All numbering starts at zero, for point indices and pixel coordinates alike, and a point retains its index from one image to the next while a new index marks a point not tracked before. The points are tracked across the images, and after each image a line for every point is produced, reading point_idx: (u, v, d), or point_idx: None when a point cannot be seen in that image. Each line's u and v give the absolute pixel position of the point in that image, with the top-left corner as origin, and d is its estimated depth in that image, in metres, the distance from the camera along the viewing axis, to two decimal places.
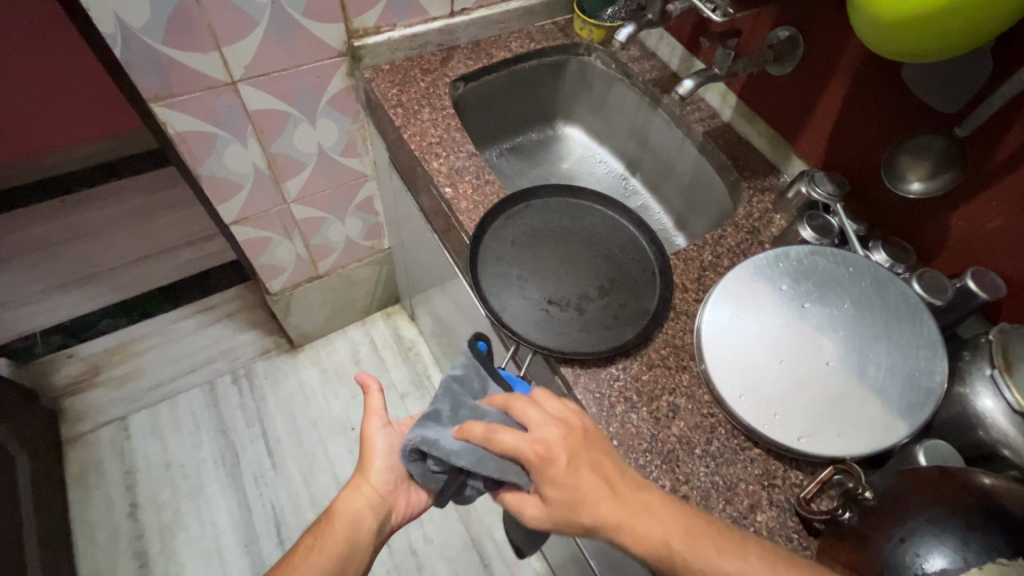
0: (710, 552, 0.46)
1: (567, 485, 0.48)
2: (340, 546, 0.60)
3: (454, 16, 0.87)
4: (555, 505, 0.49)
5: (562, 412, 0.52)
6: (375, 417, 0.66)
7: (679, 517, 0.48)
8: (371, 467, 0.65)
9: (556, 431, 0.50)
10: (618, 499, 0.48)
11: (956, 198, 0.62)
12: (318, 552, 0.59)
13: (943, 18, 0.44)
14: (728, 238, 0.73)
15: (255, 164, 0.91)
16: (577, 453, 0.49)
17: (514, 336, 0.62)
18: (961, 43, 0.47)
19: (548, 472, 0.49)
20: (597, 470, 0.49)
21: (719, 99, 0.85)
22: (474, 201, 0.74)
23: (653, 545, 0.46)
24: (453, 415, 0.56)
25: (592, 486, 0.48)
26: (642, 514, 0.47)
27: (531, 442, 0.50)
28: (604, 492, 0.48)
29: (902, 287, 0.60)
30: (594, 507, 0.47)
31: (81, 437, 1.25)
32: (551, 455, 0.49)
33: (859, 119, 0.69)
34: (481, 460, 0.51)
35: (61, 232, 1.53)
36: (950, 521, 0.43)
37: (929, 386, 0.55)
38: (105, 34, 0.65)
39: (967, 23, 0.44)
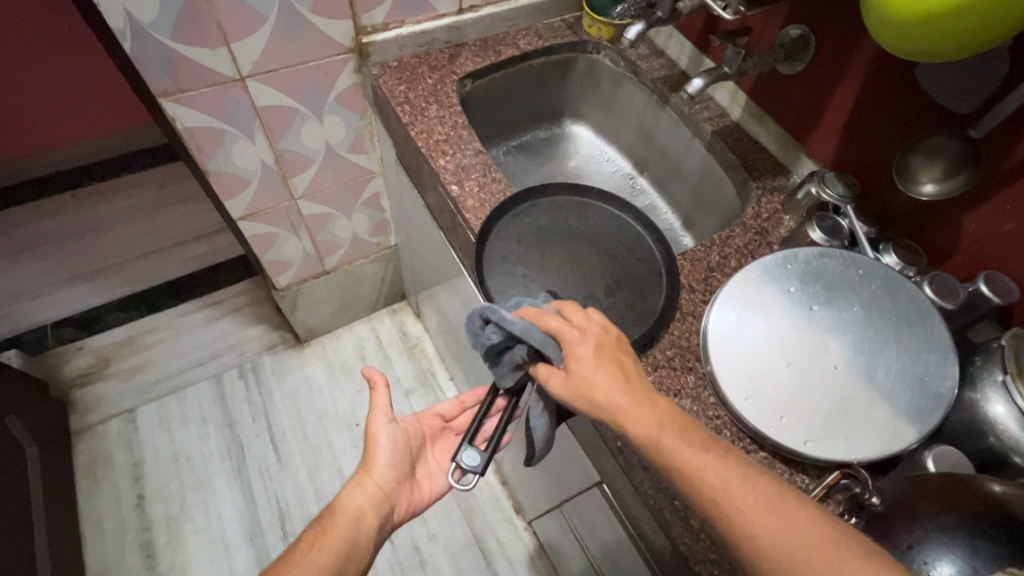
0: (689, 446, 0.45)
1: (588, 367, 0.50)
2: (341, 544, 0.59)
3: (463, 13, 0.87)
4: (574, 380, 0.50)
5: (606, 319, 0.54)
6: (381, 414, 0.66)
7: (673, 413, 0.48)
8: (375, 464, 0.66)
9: (594, 328, 0.53)
10: (625, 388, 0.49)
11: (969, 200, 0.61)
12: (319, 548, 0.58)
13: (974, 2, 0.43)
14: (736, 238, 0.72)
15: (262, 160, 0.91)
16: (606, 346, 0.51)
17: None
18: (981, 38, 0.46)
19: (574, 352, 0.51)
20: (619, 365, 0.50)
21: (728, 98, 0.84)
22: (480, 200, 0.74)
23: (642, 430, 0.46)
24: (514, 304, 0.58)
25: (607, 372, 0.49)
26: (641, 403, 0.48)
27: (571, 328, 0.52)
28: (616, 380, 0.49)
29: (912, 291, 0.59)
30: (603, 391, 0.48)
31: (90, 429, 1.26)
32: (585, 340, 0.51)
33: (871, 119, 0.68)
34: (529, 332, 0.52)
35: (73, 226, 1.54)
36: (958, 528, 0.43)
37: (939, 392, 0.54)
38: (115, 29, 0.65)
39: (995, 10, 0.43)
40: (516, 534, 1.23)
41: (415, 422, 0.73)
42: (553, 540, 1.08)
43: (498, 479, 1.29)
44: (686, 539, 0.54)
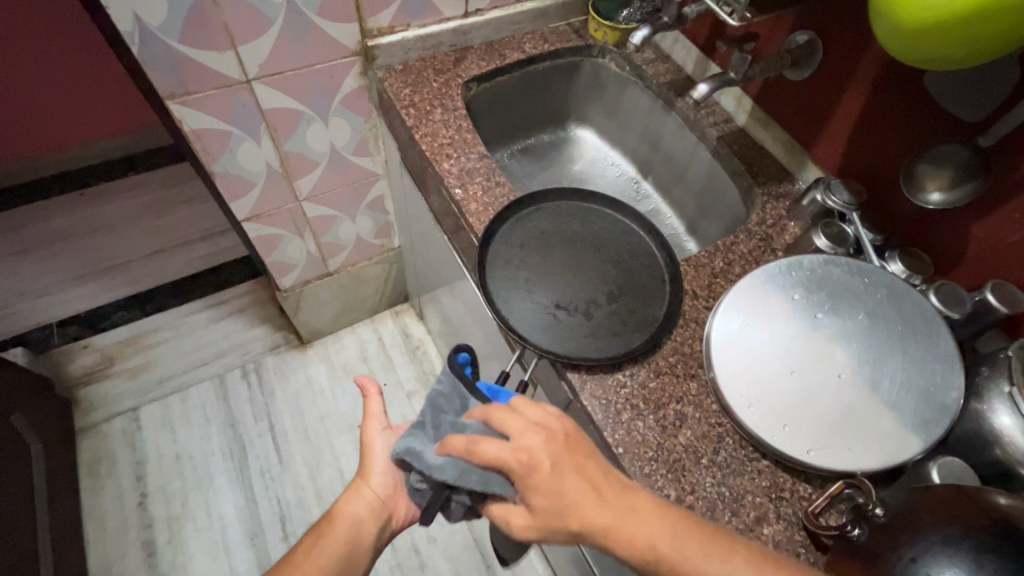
0: (701, 556, 0.44)
1: (554, 491, 0.47)
2: (337, 547, 0.60)
3: (468, 17, 0.87)
4: (543, 514, 0.48)
5: (543, 416, 0.51)
6: (375, 421, 0.66)
7: (663, 515, 0.46)
8: (371, 471, 0.65)
9: (539, 439, 0.49)
10: (603, 500, 0.46)
11: (976, 209, 0.60)
12: (315, 552, 0.59)
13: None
14: (741, 244, 0.72)
15: (268, 162, 0.92)
16: (561, 459, 0.48)
17: (518, 338, 0.62)
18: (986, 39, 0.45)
19: (532, 481, 0.48)
20: (582, 471, 0.48)
21: (734, 103, 0.84)
22: (484, 203, 0.74)
23: (640, 547, 0.45)
24: (437, 428, 0.59)
25: (577, 488, 0.47)
26: (629, 515, 0.46)
27: (514, 451, 0.49)
28: (588, 499, 0.46)
29: (918, 300, 0.59)
30: (580, 512, 0.46)
31: (94, 427, 1.27)
32: (535, 465, 0.48)
33: (878, 126, 0.67)
34: (464, 473, 0.54)
35: (81, 225, 1.55)
36: (963, 542, 0.42)
37: (944, 402, 0.54)
38: (123, 32, 0.66)
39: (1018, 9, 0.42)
40: None
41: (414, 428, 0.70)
42: (553, 543, 1.07)
43: None
44: None
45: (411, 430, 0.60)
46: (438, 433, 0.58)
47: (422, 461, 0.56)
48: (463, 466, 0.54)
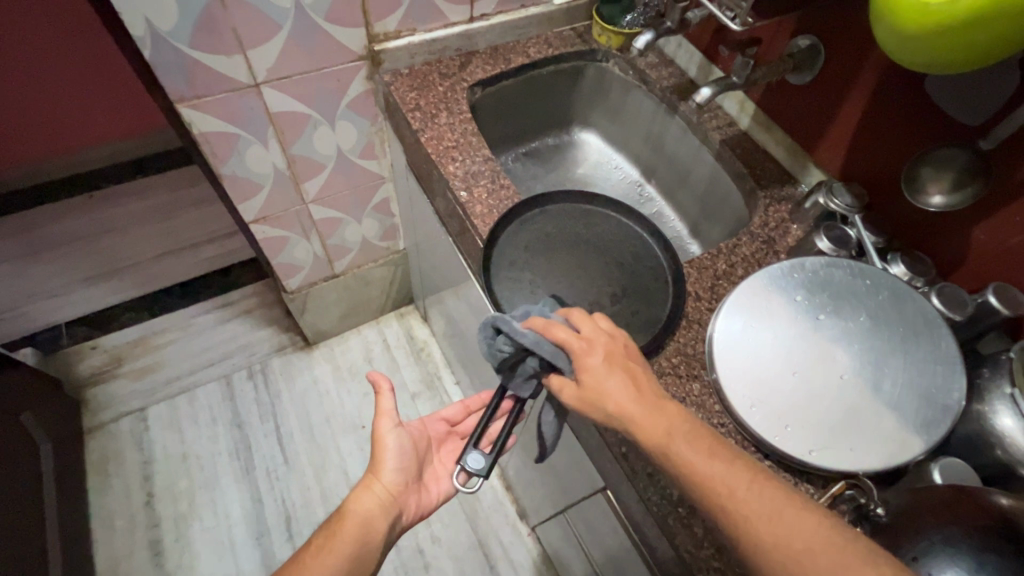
0: (705, 454, 0.46)
1: (599, 373, 0.51)
2: (348, 546, 0.59)
3: (473, 22, 0.88)
4: (586, 391, 0.51)
5: (613, 327, 0.55)
6: (388, 420, 0.67)
7: (682, 418, 0.49)
8: (383, 468, 0.66)
9: (604, 336, 0.54)
10: (639, 396, 0.50)
11: (978, 211, 0.60)
12: (326, 551, 0.58)
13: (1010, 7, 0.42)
14: (743, 247, 0.72)
15: (275, 165, 0.93)
16: (616, 356, 0.52)
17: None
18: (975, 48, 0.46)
19: (585, 362, 0.51)
20: (629, 371, 0.51)
21: (737, 107, 0.85)
22: (488, 206, 0.75)
23: (653, 436, 0.47)
24: (524, 312, 0.58)
25: (619, 381, 0.50)
26: (653, 410, 0.49)
27: (579, 338, 0.53)
28: (625, 387, 0.50)
29: (920, 302, 0.59)
30: (615, 399, 0.49)
31: (102, 427, 1.28)
32: (593, 349, 0.52)
33: (879, 130, 0.68)
34: (540, 344, 0.53)
35: (90, 228, 1.57)
36: (964, 542, 0.43)
37: (947, 404, 0.54)
38: (134, 37, 0.67)
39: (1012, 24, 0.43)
40: (520, 539, 1.23)
41: (420, 427, 0.74)
42: (557, 545, 1.08)
43: (503, 483, 1.29)
44: (688, 546, 0.54)
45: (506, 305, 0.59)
46: (525, 316, 0.58)
47: (506, 324, 0.54)
48: (539, 337, 0.54)
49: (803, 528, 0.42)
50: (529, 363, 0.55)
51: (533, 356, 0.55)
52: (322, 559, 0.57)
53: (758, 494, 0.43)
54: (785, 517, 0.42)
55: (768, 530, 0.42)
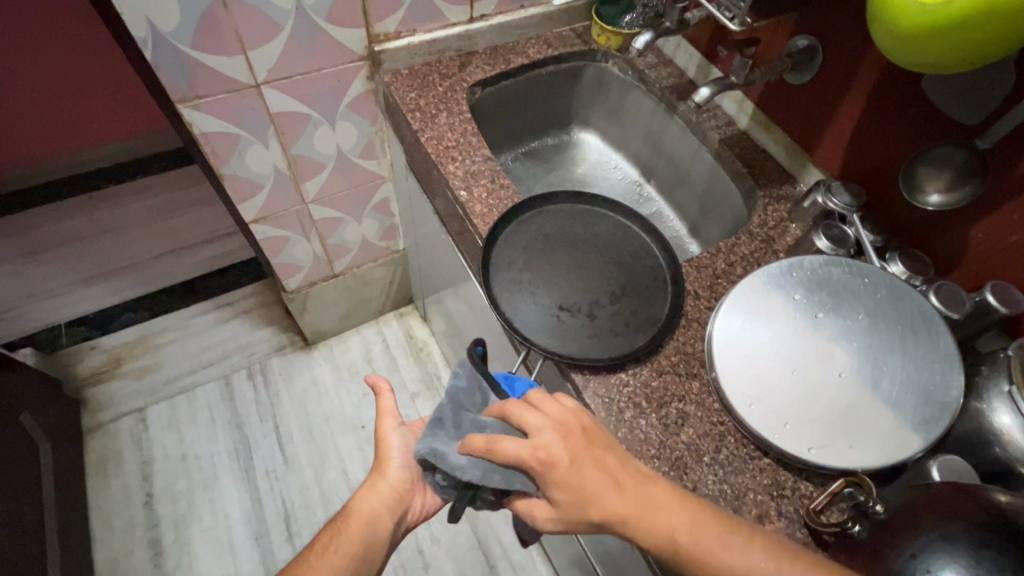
0: (717, 543, 0.47)
1: (572, 482, 0.49)
2: (353, 546, 0.60)
3: (474, 22, 0.89)
4: (568, 504, 0.49)
5: (557, 414, 0.51)
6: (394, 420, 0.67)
7: (681, 505, 0.49)
8: (389, 465, 0.66)
9: (554, 434, 0.50)
10: (624, 490, 0.49)
11: (975, 210, 0.61)
12: (332, 551, 0.60)
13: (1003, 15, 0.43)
14: (743, 246, 0.73)
15: (275, 165, 0.93)
16: (579, 452, 0.50)
17: (520, 339, 0.63)
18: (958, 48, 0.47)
19: (552, 477, 0.49)
20: (602, 464, 0.50)
21: (736, 107, 0.85)
22: (488, 205, 0.75)
23: (659, 537, 0.48)
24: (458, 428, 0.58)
25: (597, 481, 0.49)
26: (648, 506, 0.48)
27: (533, 451, 0.49)
28: (606, 492, 0.48)
29: (918, 300, 0.59)
30: (601, 504, 0.48)
31: (101, 427, 1.28)
32: (554, 461, 0.49)
33: (877, 129, 0.68)
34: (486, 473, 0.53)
35: (89, 228, 1.57)
36: (962, 538, 0.43)
37: (944, 401, 0.54)
38: (136, 37, 0.67)
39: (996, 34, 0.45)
40: (520, 539, 1.23)
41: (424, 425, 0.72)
42: (556, 544, 1.08)
43: None
44: None
45: (430, 427, 0.59)
46: (460, 431, 0.58)
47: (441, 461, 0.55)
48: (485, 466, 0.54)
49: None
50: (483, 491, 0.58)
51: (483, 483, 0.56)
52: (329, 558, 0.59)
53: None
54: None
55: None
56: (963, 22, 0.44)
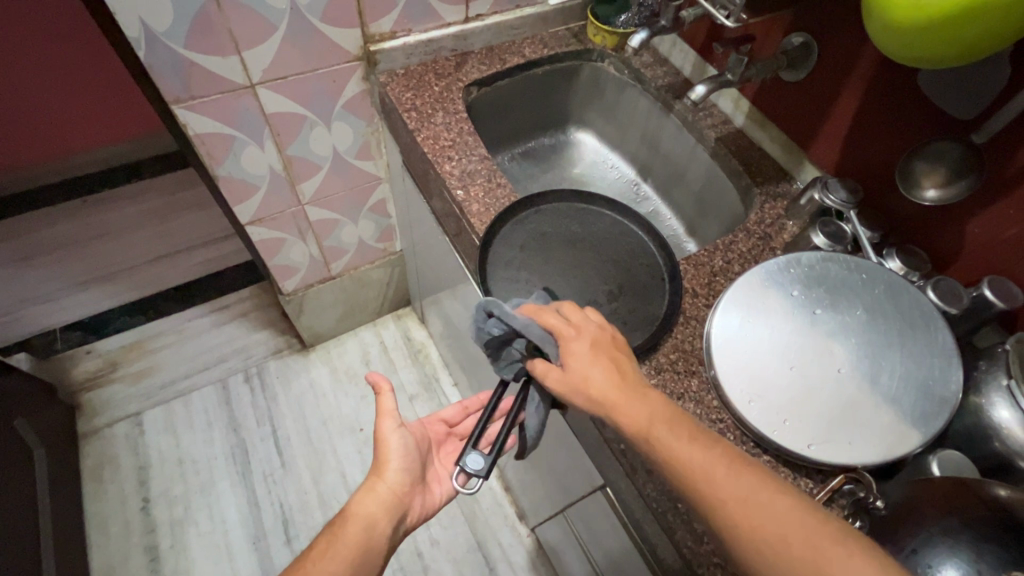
0: (683, 437, 0.46)
1: (583, 353, 0.52)
2: (350, 548, 0.58)
3: (469, 22, 0.89)
4: (572, 376, 0.51)
5: (603, 319, 0.56)
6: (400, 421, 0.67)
7: (667, 405, 0.49)
8: (387, 467, 0.66)
9: (592, 326, 0.54)
10: (623, 383, 0.50)
11: (972, 205, 0.61)
12: (327, 551, 0.57)
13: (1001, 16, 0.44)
14: (739, 243, 0.73)
15: (271, 166, 0.93)
16: (602, 344, 0.53)
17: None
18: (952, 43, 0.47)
19: (573, 351, 0.52)
20: (614, 361, 0.51)
21: (732, 105, 0.85)
22: (485, 204, 0.75)
23: (634, 422, 0.47)
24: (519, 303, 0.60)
25: (601, 369, 0.51)
26: (635, 397, 0.49)
27: (570, 326, 0.54)
28: (597, 373, 0.50)
29: (916, 296, 0.59)
30: (596, 386, 0.50)
31: (97, 432, 1.27)
32: (582, 335, 0.53)
33: (873, 125, 0.68)
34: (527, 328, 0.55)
35: (84, 232, 1.57)
36: (962, 533, 0.43)
37: (944, 396, 0.54)
38: (130, 37, 0.67)
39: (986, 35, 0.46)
40: (519, 540, 1.23)
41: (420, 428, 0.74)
42: (557, 546, 1.07)
43: (502, 486, 1.29)
44: (689, 540, 0.54)
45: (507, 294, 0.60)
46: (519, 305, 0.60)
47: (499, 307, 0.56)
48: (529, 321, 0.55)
49: (768, 503, 0.42)
50: (517, 344, 0.58)
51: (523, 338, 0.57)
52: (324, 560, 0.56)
53: (733, 471, 0.44)
54: (757, 497, 0.42)
55: (738, 503, 0.42)
56: (965, 15, 0.45)
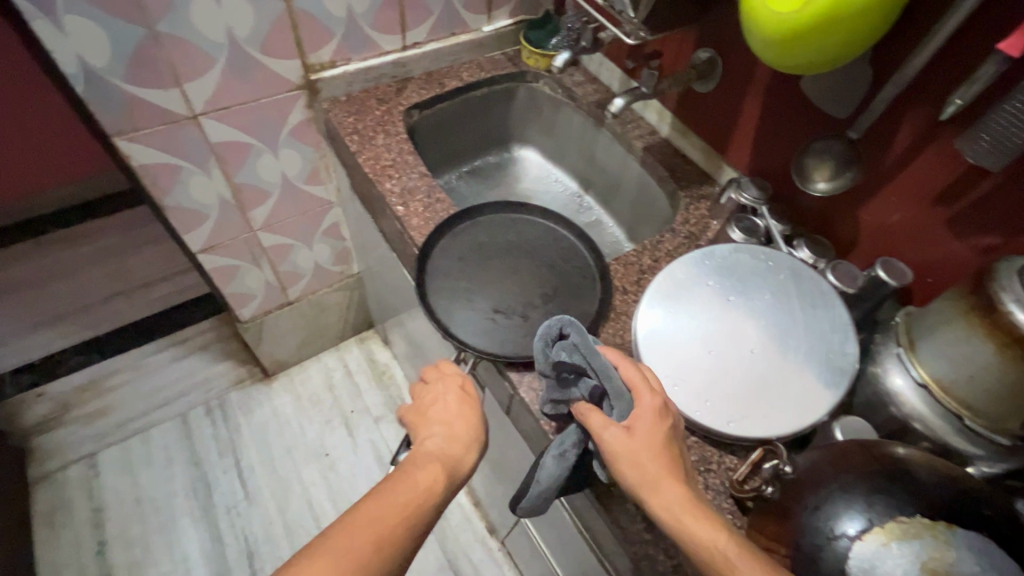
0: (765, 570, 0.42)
1: (659, 436, 0.50)
2: (437, 483, 0.50)
3: (407, 50, 0.94)
4: (637, 450, 0.49)
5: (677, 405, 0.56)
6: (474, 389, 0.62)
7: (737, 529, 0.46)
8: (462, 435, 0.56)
9: (670, 407, 0.53)
10: (687, 487, 0.48)
11: (862, 196, 0.67)
12: (410, 487, 0.49)
13: (849, 23, 0.51)
14: (666, 243, 0.78)
15: (220, 195, 0.95)
16: (672, 434, 0.51)
17: (459, 344, 0.66)
18: (817, 49, 0.53)
19: (644, 424, 0.50)
20: (678, 455, 0.50)
21: (656, 116, 0.91)
22: (425, 218, 0.79)
23: (701, 534, 0.44)
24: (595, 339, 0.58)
25: (671, 460, 0.49)
26: (702, 506, 0.46)
27: (653, 397, 0.52)
28: (662, 462, 0.48)
29: (816, 278, 0.65)
30: (662, 472, 0.48)
31: (50, 476, 1.24)
32: (663, 413, 0.51)
33: (773, 128, 0.74)
34: (608, 374, 0.53)
35: (37, 273, 1.55)
36: (858, 488, 0.47)
37: (843, 366, 0.59)
38: (67, 74, 0.69)
39: (841, 42, 0.53)
40: (490, 555, 1.23)
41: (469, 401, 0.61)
42: (525, 555, 1.08)
43: (471, 501, 1.29)
44: (622, 521, 0.57)
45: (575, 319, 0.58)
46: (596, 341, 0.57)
47: (582, 335, 0.55)
48: (610, 369, 0.53)
49: None
50: (582, 385, 0.55)
51: (593, 379, 0.55)
52: (410, 496, 0.48)
53: None
54: None
55: None
56: (822, 25, 0.51)
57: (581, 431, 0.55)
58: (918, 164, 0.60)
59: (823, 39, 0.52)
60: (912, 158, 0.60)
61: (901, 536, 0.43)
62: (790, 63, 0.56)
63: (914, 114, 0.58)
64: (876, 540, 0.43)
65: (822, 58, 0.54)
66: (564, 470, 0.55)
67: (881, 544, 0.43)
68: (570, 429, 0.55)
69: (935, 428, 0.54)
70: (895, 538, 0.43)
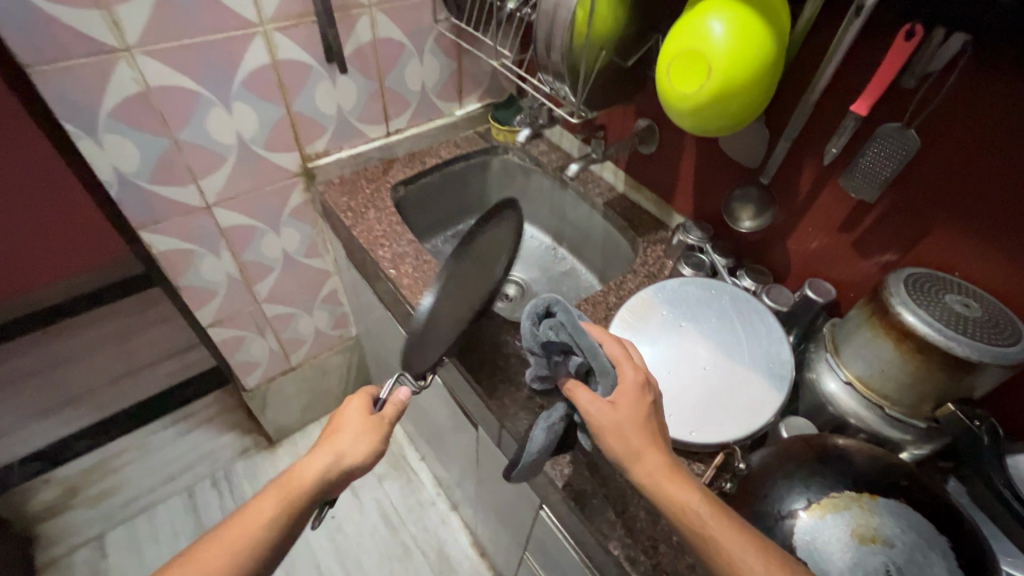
0: (733, 527, 0.47)
1: (640, 408, 0.54)
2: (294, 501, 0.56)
3: (391, 135, 1.08)
4: (621, 420, 0.53)
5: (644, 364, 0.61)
6: (389, 404, 0.62)
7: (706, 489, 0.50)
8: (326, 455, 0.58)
9: (652, 383, 0.57)
10: (668, 457, 0.52)
11: (785, 229, 0.78)
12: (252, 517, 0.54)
13: (740, 93, 0.63)
14: (629, 282, 0.88)
15: (228, 273, 1.05)
16: (653, 410, 0.55)
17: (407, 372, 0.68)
18: (718, 114, 0.65)
19: (627, 398, 0.54)
20: (661, 430, 0.54)
21: (613, 176, 1.05)
22: (414, 277, 0.89)
23: (680, 497, 0.49)
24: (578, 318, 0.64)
25: (654, 433, 0.53)
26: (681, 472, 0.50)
27: (636, 371, 0.56)
28: (644, 431, 0.53)
29: (755, 302, 0.75)
30: (645, 441, 0.52)
31: (55, 563, 1.24)
32: (643, 386, 0.55)
33: (708, 179, 0.87)
34: (595, 352, 0.57)
35: (46, 361, 1.62)
36: (797, 472, 0.54)
37: (783, 373, 0.68)
38: (103, 180, 0.80)
39: (737, 108, 0.65)
40: None
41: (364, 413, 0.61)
42: None
43: (477, 551, 1.32)
44: (603, 531, 0.63)
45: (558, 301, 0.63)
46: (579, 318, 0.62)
47: (570, 314, 0.59)
48: (597, 346, 0.57)
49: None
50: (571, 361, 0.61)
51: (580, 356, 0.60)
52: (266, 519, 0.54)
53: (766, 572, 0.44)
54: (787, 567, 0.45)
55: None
56: (718, 94, 0.63)
57: (567, 406, 0.61)
58: (824, 196, 0.71)
59: (720, 105, 0.64)
60: (819, 192, 0.72)
61: (833, 509, 0.51)
62: (697, 127, 0.69)
63: (811, 158, 0.71)
64: (815, 514, 0.51)
65: (723, 122, 0.67)
66: (552, 441, 0.60)
67: (818, 517, 0.51)
68: (558, 404, 0.60)
69: (868, 420, 0.63)
70: (829, 511, 0.51)
